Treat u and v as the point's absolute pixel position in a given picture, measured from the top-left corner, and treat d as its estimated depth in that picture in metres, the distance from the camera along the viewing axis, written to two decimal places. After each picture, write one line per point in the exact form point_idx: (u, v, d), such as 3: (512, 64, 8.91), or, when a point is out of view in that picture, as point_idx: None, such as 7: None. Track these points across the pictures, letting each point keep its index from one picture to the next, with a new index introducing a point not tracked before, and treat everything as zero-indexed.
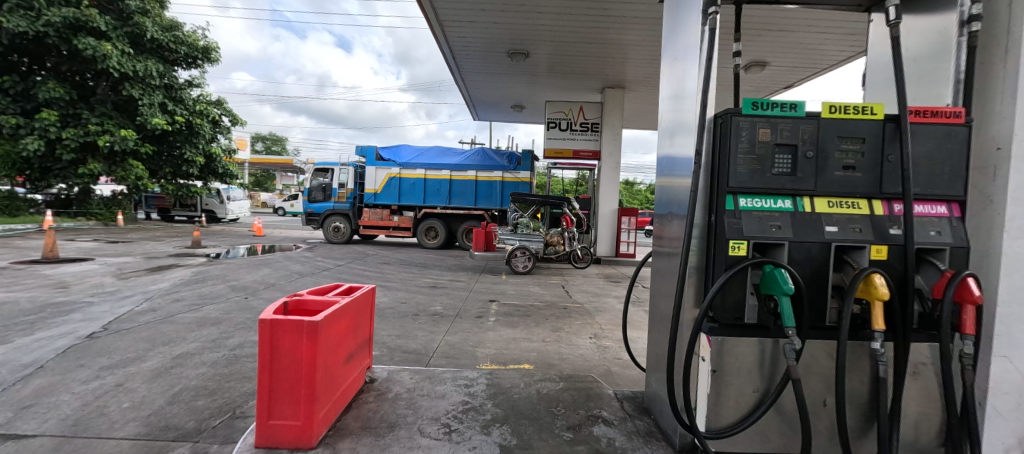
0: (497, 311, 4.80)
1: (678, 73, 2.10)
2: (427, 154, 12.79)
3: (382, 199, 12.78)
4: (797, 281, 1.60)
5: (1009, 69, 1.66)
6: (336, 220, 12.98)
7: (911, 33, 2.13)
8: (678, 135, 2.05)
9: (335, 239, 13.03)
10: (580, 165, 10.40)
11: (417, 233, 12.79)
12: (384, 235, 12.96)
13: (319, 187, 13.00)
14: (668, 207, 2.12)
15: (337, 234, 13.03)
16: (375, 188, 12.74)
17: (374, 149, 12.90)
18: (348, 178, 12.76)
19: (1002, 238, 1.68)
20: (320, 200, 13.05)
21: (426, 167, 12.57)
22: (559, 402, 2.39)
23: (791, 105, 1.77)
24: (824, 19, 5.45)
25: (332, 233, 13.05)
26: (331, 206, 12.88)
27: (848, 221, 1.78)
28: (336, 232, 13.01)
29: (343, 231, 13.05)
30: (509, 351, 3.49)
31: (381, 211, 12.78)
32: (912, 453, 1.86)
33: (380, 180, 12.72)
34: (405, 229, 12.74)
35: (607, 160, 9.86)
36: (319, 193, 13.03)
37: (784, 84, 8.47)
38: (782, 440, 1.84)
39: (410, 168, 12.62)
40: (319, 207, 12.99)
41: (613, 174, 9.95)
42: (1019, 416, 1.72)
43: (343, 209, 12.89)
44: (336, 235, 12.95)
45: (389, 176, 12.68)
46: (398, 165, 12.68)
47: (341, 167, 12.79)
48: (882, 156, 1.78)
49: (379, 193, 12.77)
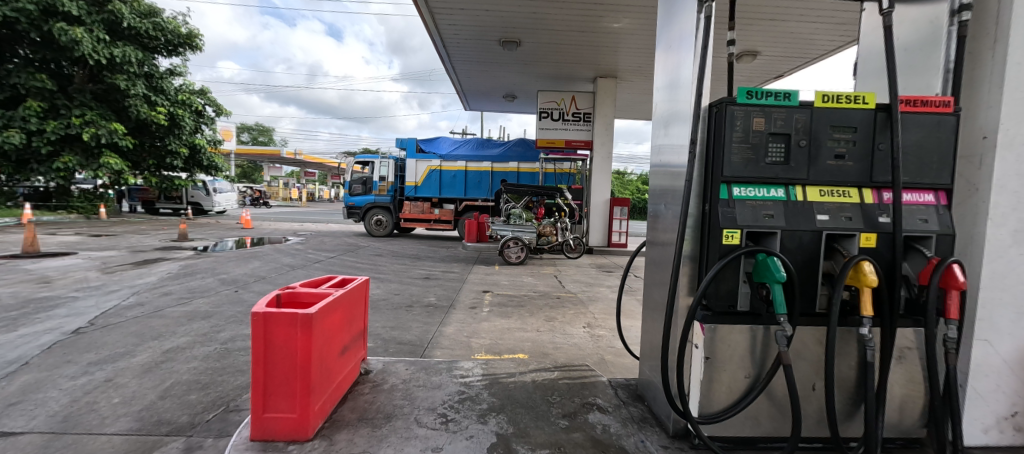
0: (491, 302, 4.82)
1: (672, 62, 2.10)
2: (466, 146, 12.68)
3: (422, 192, 12.67)
4: (788, 269, 1.64)
5: (998, 59, 1.71)
6: (377, 214, 13.03)
7: (904, 23, 2.13)
8: (674, 124, 2.05)
9: (377, 233, 13.07)
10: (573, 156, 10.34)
11: (458, 226, 12.65)
12: (424, 228, 12.80)
13: (360, 180, 13.14)
14: (663, 196, 2.11)
15: (379, 228, 13.06)
16: (415, 180, 12.62)
17: (414, 141, 12.76)
18: (388, 171, 12.90)
19: (987, 225, 1.75)
20: (361, 194, 13.20)
21: (467, 159, 12.41)
22: (555, 391, 2.42)
23: (785, 94, 1.77)
24: (816, 8, 5.45)
25: (374, 226, 13.10)
26: (373, 199, 13.02)
27: (838, 210, 1.80)
28: (378, 226, 13.05)
29: (385, 224, 13.09)
30: (503, 341, 3.51)
31: (421, 204, 12.67)
32: (896, 434, 1.91)
33: (421, 173, 12.62)
34: (445, 222, 12.59)
35: (600, 149, 9.85)
36: (360, 187, 13.18)
37: (775, 74, 8.50)
38: (772, 424, 1.89)
39: (450, 161, 12.48)
40: (360, 201, 13.10)
41: (605, 163, 9.97)
42: (995, 395, 1.83)
43: (383, 202, 13.01)
44: (378, 229, 12.99)
45: (429, 169, 12.55)
46: (438, 157, 12.54)
47: (381, 160, 12.92)
48: (873, 145, 1.79)
49: (419, 186, 12.65)
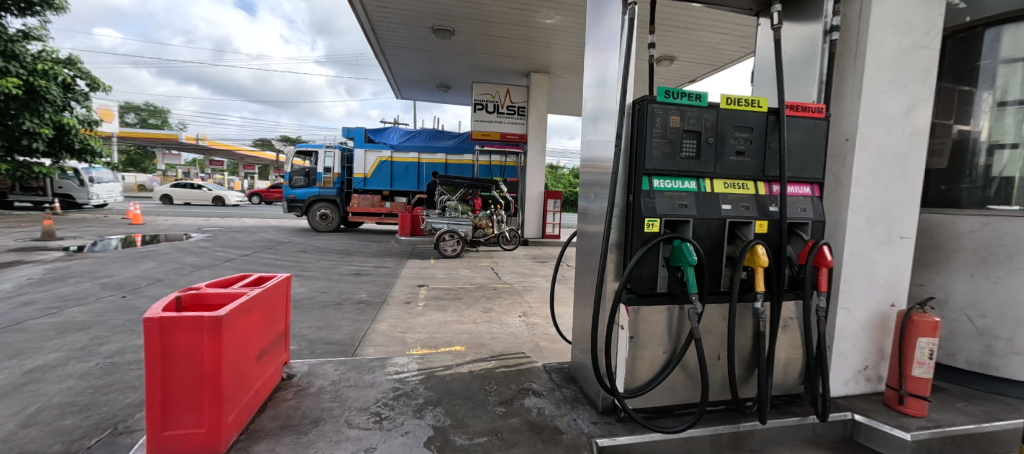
0: (426, 296, 4.72)
1: (600, 61, 2.20)
2: (418, 138, 12.16)
3: (373, 184, 11.91)
4: (699, 253, 1.84)
5: (857, 75, 2.12)
6: (323, 208, 12.23)
7: (790, 38, 2.44)
8: (601, 121, 2.16)
9: (322, 228, 12.30)
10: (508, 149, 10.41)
11: None
12: (375, 222, 12.17)
13: (302, 171, 12.12)
14: (593, 187, 2.21)
15: (324, 223, 12.27)
16: (364, 172, 11.81)
17: (363, 130, 11.86)
18: (334, 162, 12.01)
19: (847, 213, 2.16)
20: (303, 186, 12.19)
21: (420, 150, 11.83)
22: (491, 380, 2.44)
23: (696, 95, 1.96)
24: (720, 20, 6.06)
25: (318, 221, 12.29)
26: (317, 191, 12.12)
27: (739, 200, 2.05)
28: (324, 221, 12.27)
29: (331, 219, 12.34)
30: (440, 335, 3.46)
31: (371, 197, 11.96)
32: (783, 392, 2.24)
33: (371, 164, 11.82)
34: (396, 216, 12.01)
35: (533, 143, 10.03)
36: (302, 178, 12.14)
37: (689, 79, 9.33)
38: (686, 392, 2.11)
39: (402, 152, 11.80)
40: (303, 194, 12.20)
41: (539, 157, 10.13)
42: (852, 352, 2.25)
43: (329, 195, 12.17)
44: (323, 223, 12.25)
45: (380, 160, 11.81)
46: (390, 147, 11.83)
47: (326, 149, 12.00)
48: (766, 143, 2.06)
49: (369, 178, 11.87)
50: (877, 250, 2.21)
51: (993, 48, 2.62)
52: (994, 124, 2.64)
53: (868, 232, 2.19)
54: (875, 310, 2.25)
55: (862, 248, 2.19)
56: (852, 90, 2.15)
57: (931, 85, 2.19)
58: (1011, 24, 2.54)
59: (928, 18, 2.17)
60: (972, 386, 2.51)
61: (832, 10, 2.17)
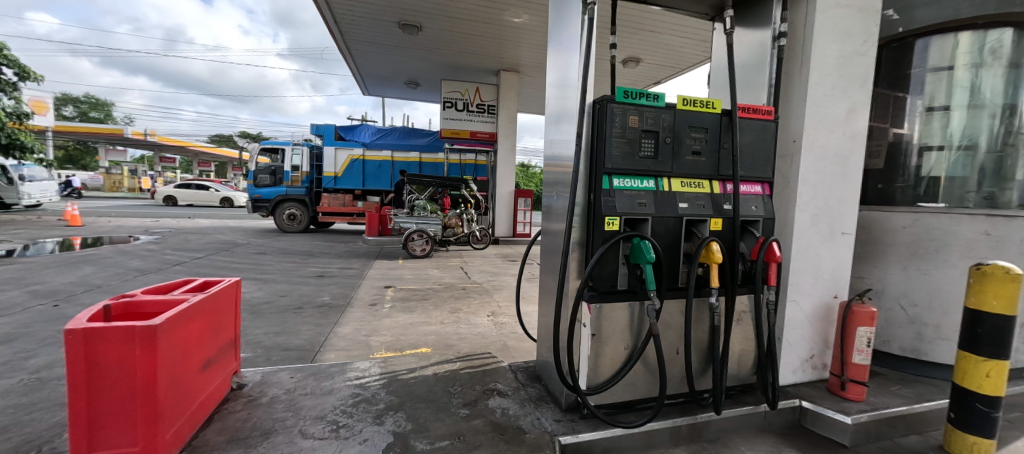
0: (393, 297, 4.60)
1: (561, 61, 2.20)
2: (391, 136, 11.93)
3: (343, 183, 11.51)
4: (658, 251, 1.89)
5: (803, 80, 2.24)
6: (290, 207, 11.72)
7: (742, 43, 2.53)
8: (563, 121, 2.16)
9: (290, 228, 11.80)
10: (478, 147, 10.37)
11: None
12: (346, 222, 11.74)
13: (268, 170, 11.53)
14: (555, 187, 2.21)
15: (292, 223, 11.82)
16: (334, 171, 11.39)
17: (333, 127, 11.43)
18: (302, 160, 11.53)
19: (795, 211, 2.27)
20: (268, 185, 11.61)
21: (393, 148, 11.57)
22: (456, 381, 2.41)
23: (654, 95, 2.00)
24: (682, 24, 6.24)
25: (285, 221, 11.78)
26: (284, 191, 11.60)
27: (695, 199, 2.11)
28: (292, 221, 11.80)
29: (299, 219, 11.87)
30: (406, 337, 3.38)
31: (342, 197, 11.59)
32: (738, 383, 2.33)
33: (341, 163, 11.43)
34: None
35: (504, 142, 10.03)
36: (268, 177, 11.56)
37: (654, 81, 9.59)
38: (646, 386, 2.15)
39: (374, 150, 11.49)
40: (268, 193, 11.58)
41: (509, 156, 10.12)
42: (800, 342, 2.37)
43: (297, 194, 11.68)
44: (291, 223, 11.79)
45: (351, 158, 11.43)
46: (361, 145, 11.48)
47: (293, 146, 11.46)
48: (720, 144, 2.13)
49: (340, 176, 11.47)
50: (822, 245, 2.35)
51: (922, 57, 2.83)
52: (922, 128, 2.87)
53: (814, 229, 2.32)
54: (820, 302, 2.38)
55: (808, 244, 2.31)
56: (798, 93, 2.26)
57: (869, 90, 2.33)
58: (937, 35, 2.76)
59: (866, 26, 2.30)
60: (906, 370, 2.71)
61: (780, 16, 2.27)
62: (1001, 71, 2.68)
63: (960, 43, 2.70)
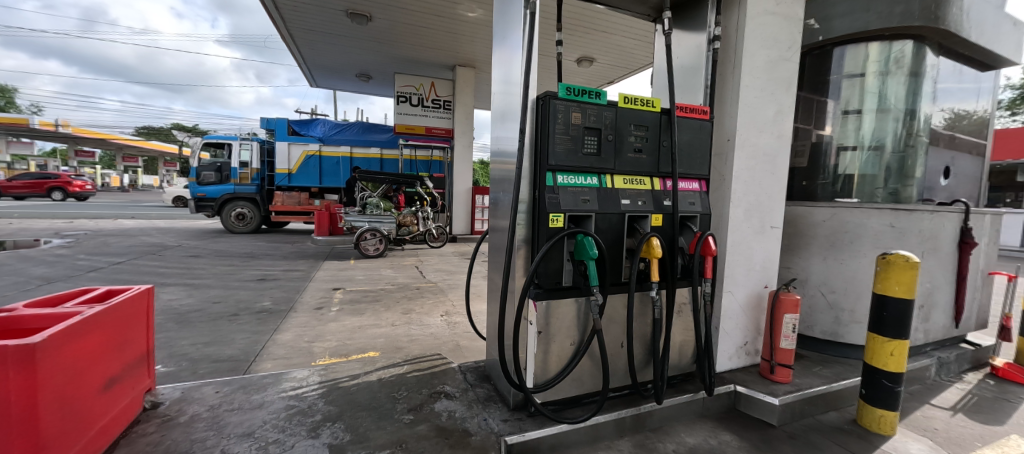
0: (341, 300, 4.39)
1: (505, 56, 2.16)
2: (351, 131, 11.30)
3: (299, 181, 10.86)
4: (600, 246, 1.91)
5: (735, 82, 2.35)
6: (239, 206, 10.89)
7: (681, 45, 2.61)
8: (508, 117, 2.12)
9: (238, 228, 10.98)
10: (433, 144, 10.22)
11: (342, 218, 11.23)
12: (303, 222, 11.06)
13: (212, 166, 10.65)
14: (501, 184, 2.17)
15: (241, 223, 10.99)
16: (288, 167, 10.71)
17: (286, 121, 10.70)
18: (252, 156, 10.73)
19: (729, 206, 2.39)
20: (214, 183, 10.71)
21: (353, 144, 11.05)
22: (402, 386, 2.32)
23: (596, 93, 2.02)
24: (633, 26, 6.43)
25: (233, 222, 10.93)
26: (231, 189, 10.70)
27: (637, 195, 2.15)
28: (241, 221, 10.97)
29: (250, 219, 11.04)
30: (353, 341, 3.23)
31: (298, 195, 10.86)
32: (679, 372, 2.43)
33: (296, 159, 10.76)
34: None
35: (460, 138, 9.78)
36: (213, 174, 10.67)
37: (607, 80, 9.81)
38: (592, 380, 2.18)
39: (332, 145, 10.95)
40: (214, 191, 10.62)
41: (466, 153, 9.95)
42: (735, 330, 2.51)
43: (246, 193, 10.83)
44: (240, 224, 10.95)
45: (306, 154, 10.79)
46: (318, 140, 10.85)
47: (241, 141, 10.69)
48: (660, 141, 2.20)
49: (294, 174, 10.81)
50: (753, 239, 2.49)
51: (840, 64, 3.09)
52: (840, 129, 3.13)
53: (746, 223, 2.45)
54: (752, 292, 2.53)
55: (741, 238, 2.44)
56: (731, 95, 2.38)
57: (794, 93, 2.49)
58: (852, 44, 3.02)
59: (791, 34, 2.45)
60: (827, 352, 2.95)
61: (714, 21, 2.37)
62: (904, 79, 2.97)
63: (870, 52, 2.97)
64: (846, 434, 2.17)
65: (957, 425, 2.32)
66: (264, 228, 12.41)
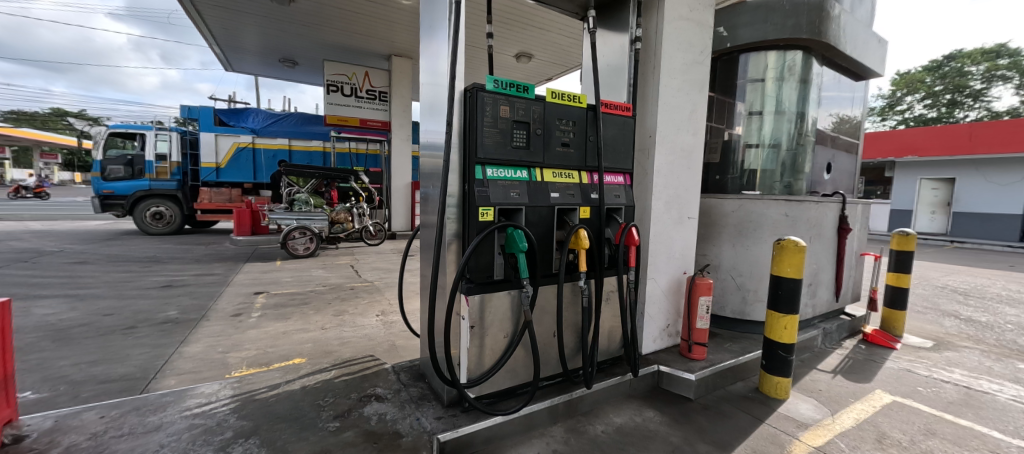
0: (263, 305, 4.03)
1: (431, 45, 2.09)
2: (287, 122, 10.49)
3: (229, 176, 9.78)
4: (530, 239, 1.94)
5: (654, 82, 2.51)
6: (156, 205, 9.49)
7: (606, 44, 2.72)
8: (436, 109, 2.06)
9: (155, 230, 9.55)
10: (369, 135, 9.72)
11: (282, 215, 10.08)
12: None
13: (121, 159, 9.23)
14: (430, 178, 2.11)
15: (159, 224, 9.56)
16: (215, 161, 9.58)
17: (212, 110, 9.58)
18: (171, 148, 9.41)
19: (651, 198, 2.55)
20: (124, 178, 9.29)
21: (290, 136, 10.22)
22: (328, 393, 2.19)
23: (524, 87, 2.03)
24: (568, 25, 6.63)
25: (148, 222, 9.50)
26: (146, 185, 9.32)
27: (566, 188, 2.22)
28: (159, 222, 9.55)
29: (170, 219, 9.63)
30: (275, 348, 2.98)
31: (228, 191, 9.70)
32: (608, 357, 2.56)
33: (225, 151, 9.66)
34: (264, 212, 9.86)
35: (398, 131, 9.47)
36: (122, 168, 9.26)
37: (545, 77, 9.98)
38: (526, 371, 2.22)
39: (267, 137, 9.99)
40: (124, 188, 9.21)
41: (404, 146, 9.60)
42: (658, 314, 2.70)
43: (164, 189, 9.47)
44: (157, 225, 9.54)
45: (237, 146, 9.76)
46: (250, 132, 9.89)
47: (157, 131, 9.33)
48: (587, 136, 2.28)
49: (223, 168, 9.71)
50: (673, 229, 2.68)
51: (745, 70, 3.42)
52: (746, 128, 3.47)
53: (666, 214, 2.63)
54: (672, 278, 2.73)
55: (662, 229, 2.61)
56: (652, 94, 2.53)
57: (706, 94, 2.71)
58: (754, 52, 3.35)
59: (702, 39, 2.66)
60: (736, 329, 3.28)
61: (636, 22, 2.50)
62: (796, 86, 3.37)
63: (769, 60, 3.32)
64: (750, 401, 2.44)
65: (836, 385, 2.71)
66: (188, 230, 10.90)
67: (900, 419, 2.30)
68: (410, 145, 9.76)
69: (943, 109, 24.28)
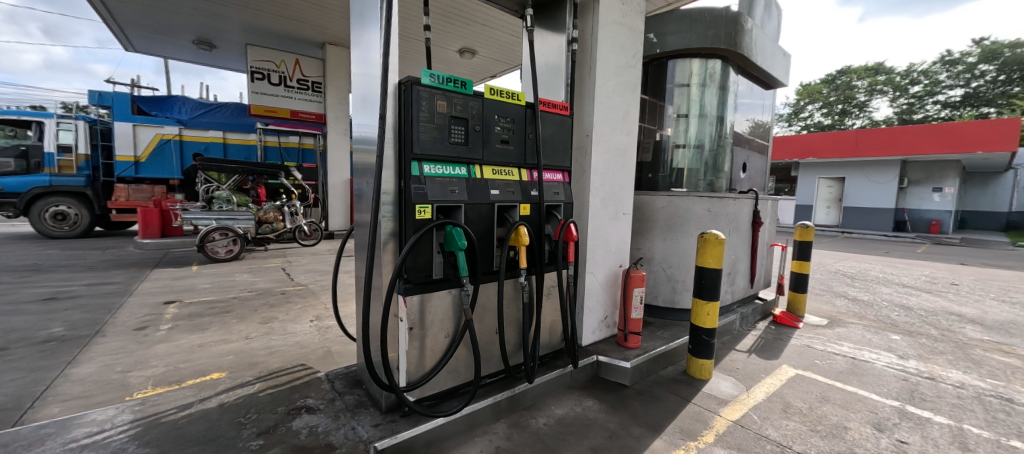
0: (176, 315, 3.59)
1: (362, 33, 1.97)
2: (221, 113, 9.43)
3: (150, 172, 8.59)
4: (469, 236, 1.92)
5: (590, 83, 2.60)
6: (59, 204, 8.16)
7: (544, 44, 2.76)
8: (369, 102, 1.95)
9: (58, 233, 8.26)
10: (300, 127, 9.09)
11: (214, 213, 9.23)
12: None
13: (13, 150, 7.81)
14: (363, 174, 1.99)
15: (64, 226, 8.27)
16: (134, 154, 8.36)
17: (128, 97, 8.36)
18: (77, 138, 8.13)
19: (589, 196, 2.65)
20: (15, 172, 7.83)
21: (224, 128, 9.08)
22: (251, 408, 2.02)
23: (462, 83, 2.00)
24: (511, 23, 6.64)
25: (48, 223, 8.16)
26: (45, 181, 7.95)
27: (506, 185, 2.22)
28: (61, 222, 8.26)
29: (76, 220, 8.35)
30: (190, 363, 2.67)
31: (150, 188, 8.54)
32: (549, 350, 2.62)
33: (146, 144, 8.49)
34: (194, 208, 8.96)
35: (334, 124, 8.97)
36: (13, 161, 7.80)
37: (490, 74, 9.94)
38: (468, 370, 2.20)
39: (196, 129, 8.85)
40: (17, 184, 7.77)
41: (341, 140, 9.11)
42: (596, 307, 2.82)
43: (70, 186, 8.13)
44: (61, 227, 8.24)
45: (160, 138, 8.59)
46: (177, 122, 8.74)
47: (58, 119, 8.05)
48: (526, 134, 2.31)
49: (145, 163, 8.50)
50: (610, 225, 2.80)
51: (673, 75, 3.66)
52: (674, 130, 3.73)
53: (603, 210, 2.74)
54: (609, 272, 2.86)
55: (599, 224, 2.72)
56: (588, 94, 2.61)
57: (638, 96, 2.86)
58: (680, 59, 3.61)
59: (634, 44, 2.80)
60: (667, 317, 3.52)
61: (572, 23, 2.56)
62: (716, 92, 3.69)
63: (693, 67, 3.60)
64: (679, 383, 2.63)
65: (751, 363, 3.01)
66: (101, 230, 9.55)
67: (801, 390, 2.61)
68: (347, 138, 9.29)
69: (836, 116, 28.16)
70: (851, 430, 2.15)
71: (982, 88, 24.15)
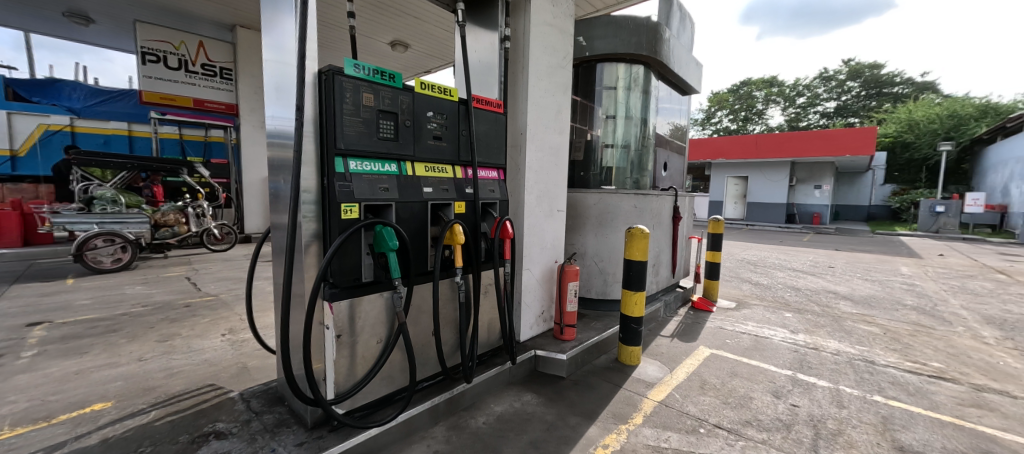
0: (41, 340, 2.99)
1: (272, 15, 1.77)
2: (124, 102, 8.44)
3: (31, 169, 7.52)
4: (402, 236, 1.84)
5: (523, 83, 2.63)
6: None
7: (476, 40, 2.73)
8: (283, 91, 1.75)
9: None
10: (206, 119, 8.04)
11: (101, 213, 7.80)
12: None
13: None
14: (278, 171, 1.79)
15: None
16: (9, 148, 7.30)
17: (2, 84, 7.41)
18: None
19: (524, 193, 2.68)
20: None
21: (129, 119, 8.20)
22: (145, 441, 1.74)
23: (390, 75, 1.90)
24: (444, 18, 6.51)
25: None
26: None
27: (439, 183, 2.17)
28: None
29: None
30: (61, 395, 2.23)
31: (34, 188, 7.25)
32: (488, 348, 2.61)
33: (26, 135, 7.39)
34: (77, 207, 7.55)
35: (247, 116, 8.11)
36: None
37: (424, 69, 9.68)
38: (403, 375, 2.11)
39: (92, 119, 7.87)
40: None
41: (256, 133, 8.28)
42: (533, 302, 2.87)
43: None
44: None
45: (45, 128, 7.49)
46: (67, 111, 7.76)
47: None
48: (459, 131, 2.27)
49: (22, 157, 7.42)
50: (545, 221, 2.87)
51: (601, 78, 3.85)
52: (603, 130, 3.93)
53: (538, 208, 2.80)
54: (545, 268, 2.93)
55: (534, 222, 2.77)
56: (522, 93, 2.64)
57: (570, 96, 2.96)
58: (607, 62, 3.81)
59: (564, 46, 2.89)
60: (599, 309, 3.71)
61: (505, 21, 2.56)
62: (639, 95, 3.95)
63: (619, 72, 3.83)
64: (611, 371, 2.79)
65: (673, 347, 3.29)
66: None
67: (715, 367, 2.91)
68: (263, 132, 8.46)
69: (740, 122, 31.83)
70: (755, 399, 2.44)
71: (847, 102, 28.88)
